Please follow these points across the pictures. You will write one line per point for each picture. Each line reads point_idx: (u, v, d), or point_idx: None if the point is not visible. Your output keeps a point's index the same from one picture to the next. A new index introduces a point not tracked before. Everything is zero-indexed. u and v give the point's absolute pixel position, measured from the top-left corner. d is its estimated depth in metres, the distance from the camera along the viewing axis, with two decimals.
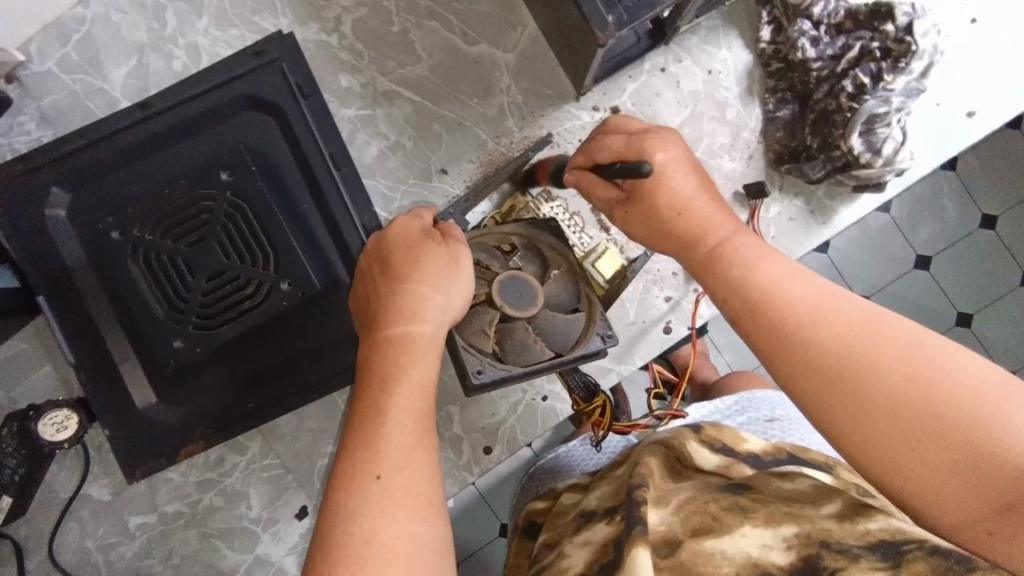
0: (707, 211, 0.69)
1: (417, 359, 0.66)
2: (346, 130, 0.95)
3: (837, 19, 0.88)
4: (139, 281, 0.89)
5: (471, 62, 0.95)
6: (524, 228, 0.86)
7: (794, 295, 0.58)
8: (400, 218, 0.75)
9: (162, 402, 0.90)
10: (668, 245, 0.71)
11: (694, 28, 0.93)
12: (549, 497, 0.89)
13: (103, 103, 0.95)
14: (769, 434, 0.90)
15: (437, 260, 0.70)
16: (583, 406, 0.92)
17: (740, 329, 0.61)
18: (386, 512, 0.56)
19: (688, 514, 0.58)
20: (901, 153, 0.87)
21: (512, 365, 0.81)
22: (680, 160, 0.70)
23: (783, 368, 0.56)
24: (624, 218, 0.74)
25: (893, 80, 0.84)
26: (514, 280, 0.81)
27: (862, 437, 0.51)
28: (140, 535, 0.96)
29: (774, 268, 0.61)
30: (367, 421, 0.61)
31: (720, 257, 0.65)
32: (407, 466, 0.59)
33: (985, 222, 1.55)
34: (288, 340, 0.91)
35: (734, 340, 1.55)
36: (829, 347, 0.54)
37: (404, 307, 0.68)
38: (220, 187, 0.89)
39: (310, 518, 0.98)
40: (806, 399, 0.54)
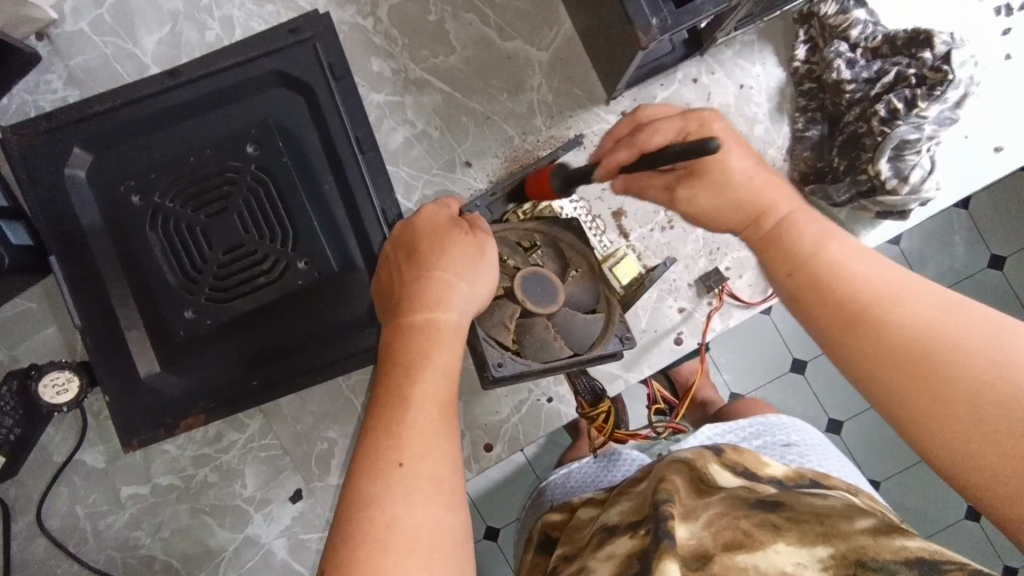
0: (770, 185, 0.68)
1: (440, 346, 0.65)
2: (374, 115, 0.95)
3: (875, 43, 0.88)
4: (155, 247, 0.89)
5: (504, 57, 0.95)
6: (547, 226, 0.85)
7: (865, 273, 0.59)
8: (428, 207, 0.74)
9: (165, 371, 0.90)
10: (730, 220, 0.70)
11: (729, 41, 0.93)
12: (565, 510, 0.92)
13: (132, 68, 0.95)
14: (786, 459, 0.91)
15: (463, 248, 0.70)
16: (588, 411, 0.93)
17: (804, 309, 0.62)
18: (408, 499, 0.56)
19: (719, 529, 0.65)
20: (928, 181, 0.86)
21: (531, 360, 0.80)
22: (734, 137, 0.70)
23: (845, 344, 0.57)
24: (687, 199, 0.71)
25: (927, 108, 0.83)
26: (537, 277, 0.79)
27: (926, 416, 0.51)
28: (130, 506, 0.95)
29: (844, 247, 0.61)
30: (389, 406, 0.61)
31: (785, 233, 0.65)
32: (429, 453, 0.58)
33: (993, 261, 1.55)
34: (299, 320, 0.90)
35: (736, 360, 1.54)
36: (898, 324, 0.54)
37: (428, 294, 0.67)
38: (245, 160, 0.89)
39: (303, 502, 0.96)
40: (867, 376, 0.56)
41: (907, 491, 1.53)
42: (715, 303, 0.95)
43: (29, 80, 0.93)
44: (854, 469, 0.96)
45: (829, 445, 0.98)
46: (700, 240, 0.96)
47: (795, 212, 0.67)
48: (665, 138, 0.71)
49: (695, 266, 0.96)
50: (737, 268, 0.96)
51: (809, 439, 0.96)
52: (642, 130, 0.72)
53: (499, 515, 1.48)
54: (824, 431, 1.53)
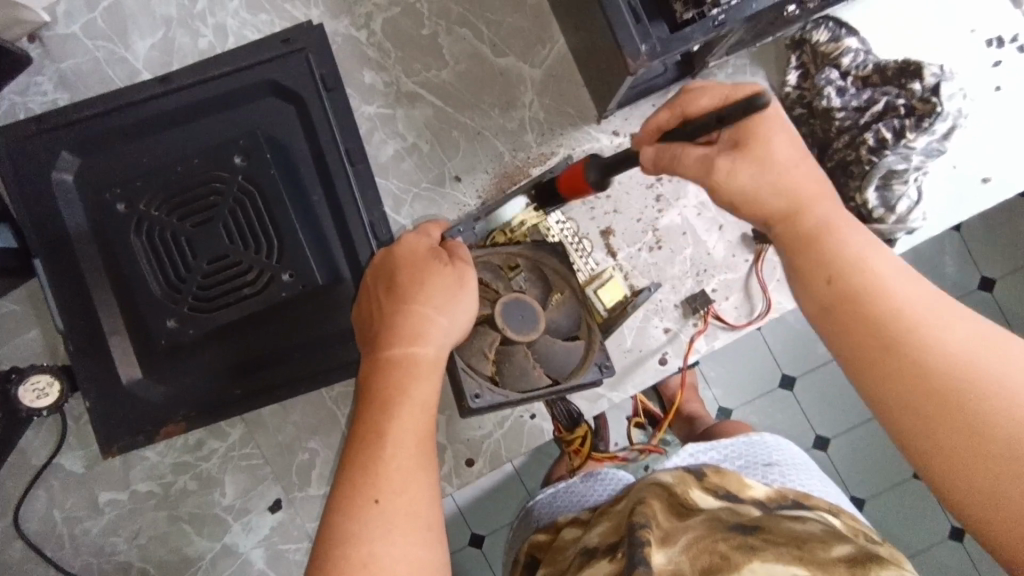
0: (812, 180, 0.66)
1: (418, 380, 0.65)
2: (364, 127, 0.95)
3: (865, 71, 0.89)
4: (139, 254, 0.88)
5: (497, 73, 0.95)
6: (532, 250, 0.84)
7: (902, 294, 0.58)
8: (409, 234, 0.73)
9: (147, 378, 0.90)
10: (771, 205, 0.66)
11: (722, 64, 0.92)
12: (551, 531, 0.92)
13: (124, 73, 0.94)
14: (769, 478, 0.90)
15: (444, 281, 0.69)
16: (567, 436, 1.05)
17: (831, 322, 0.61)
18: (387, 536, 0.57)
19: (698, 554, 0.64)
20: (914, 213, 0.87)
21: (510, 391, 0.80)
22: (785, 123, 0.68)
23: (875, 366, 0.57)
24: (727, 172, 0.66)
25: (915, 139, 0.85)
26: (518, 302, 0.80)
27: (945, 447, 0.53)
28: (108, 511, 0.95)
29: (883, 261, 0.60)
30: (368, 443, 0.62)
31: (825, 237, 0.63)
32: (406, 488, 0.60)
33: (983, 284, 1.56)
34: (284, 331, 0.90)
35: (725, 375, 1.54)
36: (937, 354, 0.55)
37: (407, 328, 0.67)
38: (233, 170, 0.88)
39: (283, 512, 0.96)
40: (885, 401, 0.57)
41: (891, 509, 1.53)
42: (698, 325, 0.95)
43: (19, 81, 0.93)
44: (836, 488, 0.96)
45: (811, 464, 0.98)
46: (687, 261, 0.96)
47: (834, 217, 0.64)
48: (711, 102, 0.67)
49: (681, 286, 0.96)
50: (723, 290, 0.96)
51: (791, 458, 0.95)
52: (688, 96, 0.70)
53: (485, 523, 1.48)
54: (810, 449, 1.53)
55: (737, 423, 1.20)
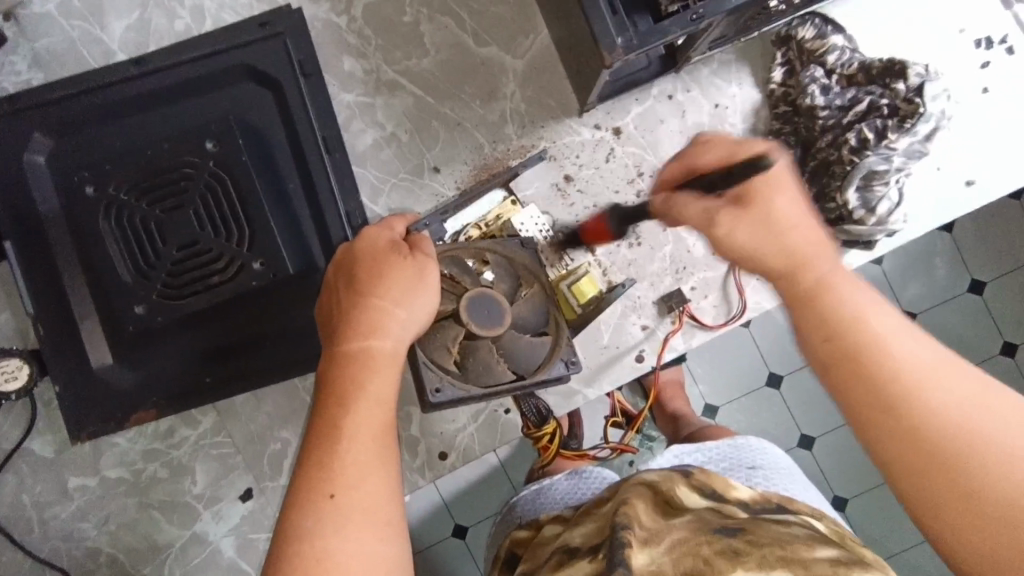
0: (816, 240, 0.63)
1: (375, 374, 0.65)
2: (343, 115, 0.93)
3: (850, 70, 0.87)
4: (108, 239, 0.87)
5: (479, 63, 0.93)
6: (501, 245, 0.84)
7: (902, 354, 0.55)
8: (370, 229, 0.73)
9: (117, 363, 0.89)
10: (768, 261, 0.64)
11: (707, 59, 0.92)
12: (531, 527, 0.92)
13: (99, 54, 0.92)
14: (751, 481, 0.90)
15: (404, 275, 0.69)
16: (533, 432, 0.94)
17: (833, 384, 0.58)
18: (340, 532, 0.57)
19: (681, 556, 0.63)
20: (895, 214, 0.86)
21: (473, 385, 0.80)
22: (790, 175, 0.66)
23: (876, 430, 0.54)
24: (727, 227, 0.65)
25: (897, 139, 0.84)
26: (481, 298, 0.79)
27: (959, 522, 0.50)
28: (77, 497, 0.94)
29: (883, 319, 0.57)
30: (324, 439, 0.61)
31: (822, 296, 0.60)
32: (362, 483, 0.59)
33: (972, 286, 1.55)
34: (256, 320, 0.89)
35: (712, 372, 1.54)
36: (943, 420, 0.51)
37: (365, 322, 0.67)
38: (204, 156, 0.87)
39: (253, 501, 0.95)
40: (899, 473, 0.53)
41: (872, 511, 1.53)
42: (675, 323, 0.94)
43: None
44: (818, 494, 0.96)
45: (795, 469, 0.98)
46: (666, 258, 0.95)
47: (834, 273, 0.61)
48: (717, 158, 0.68)
49: (659, 283, 0.95)
50: (701, 288, 0.95)
51: (773, 462, 0.95)
52: (694, 150, 0.70)
53: (467, 515, 1.48)
54: (791, 448, 1.53)
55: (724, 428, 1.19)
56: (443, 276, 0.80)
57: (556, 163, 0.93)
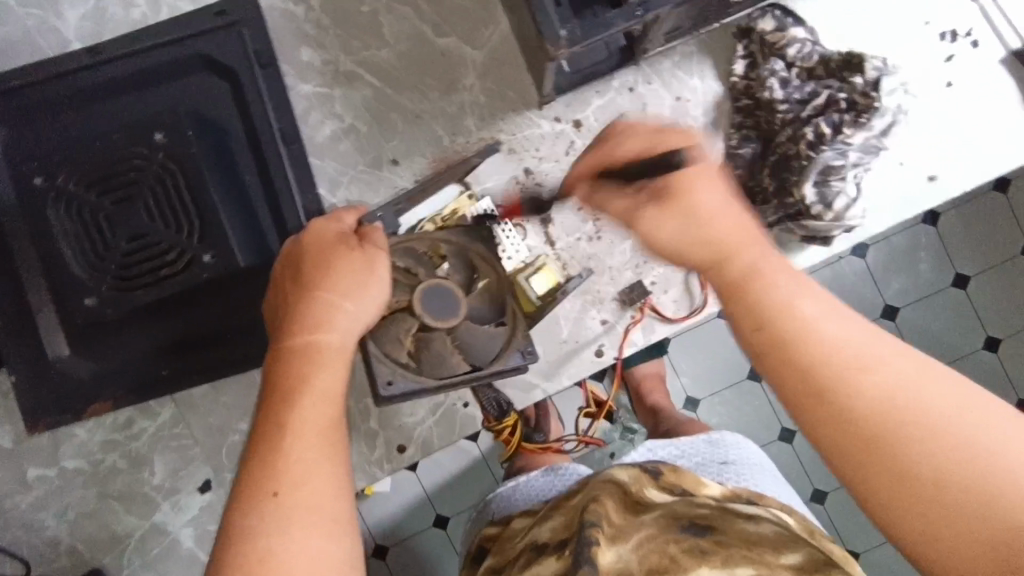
0: (739, 227, 0.64)
1: (321, 368, 0.64)
2: (301, 106, 0.91)
3: (810, 63, 0.86)
4: (57, 229, 0.87)
5: (438, 54, 0.92)
6: (455, 235, 0.83)
7: (833, 336, 0.54)
8: (318, 221, 0.72)
9: (74, 354, 0.89)
10: (692, 257, 0.64)
11: (668, 51, 0.90)
12: (501, 524, 0.92)
13: (54, 43, 0.90)
14: (723, 476, 0.90)
15: (351, 267, 0.69)
16: (494, 424, 1.01)
17: (764, 370, 0.57)
18: (283, 531, 0.55)
19: (647, 554, 0.65)
20: (852, 210, 0.85)
21: (427, 377, 0.79)
22: (710, 171, 0.68)
23: (811, 418, 0.53)
24: (649, 225, 0.67)
25: (852, 134, 0.83)
26: (437, 289, 0.78)
27: (895, 506, 0.48)
28: (36, 487, 0.94)
29: (813, 304, 0.56)
30: (267, 436, 0.60)
31: (751, 285, 0.59)
32: (307, 481, 0.58)
33: (956, 280, 1.50)
34: (213, 312, 0.89)
35: (696, 365, 1.53)
36: (873, 402, 0.50)
37: (311, 315, 0.66)
38: (153, 148, 0.87)
39: (212, 493, 0.96)
40: (836, 459, 0.51)
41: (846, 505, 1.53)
42: (636, 316, 0.94)
43: None
44: (791, 489, 0.95)
45: (768, 463, 0.98)
46: (627, 251, 0.94)
47: (761, 260, 0.61)
48: (635, 149, 0.72)
49: (620, 277, 0.94)
50: (662, 282, 0.94)
51: (745, 456, 0.95)
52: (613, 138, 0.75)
53: (449, 505, 1.47)
54: (766, 444, 1.52)
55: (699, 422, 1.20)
56: (396, 268, 0.80)
57: (516, 155, 0.92)
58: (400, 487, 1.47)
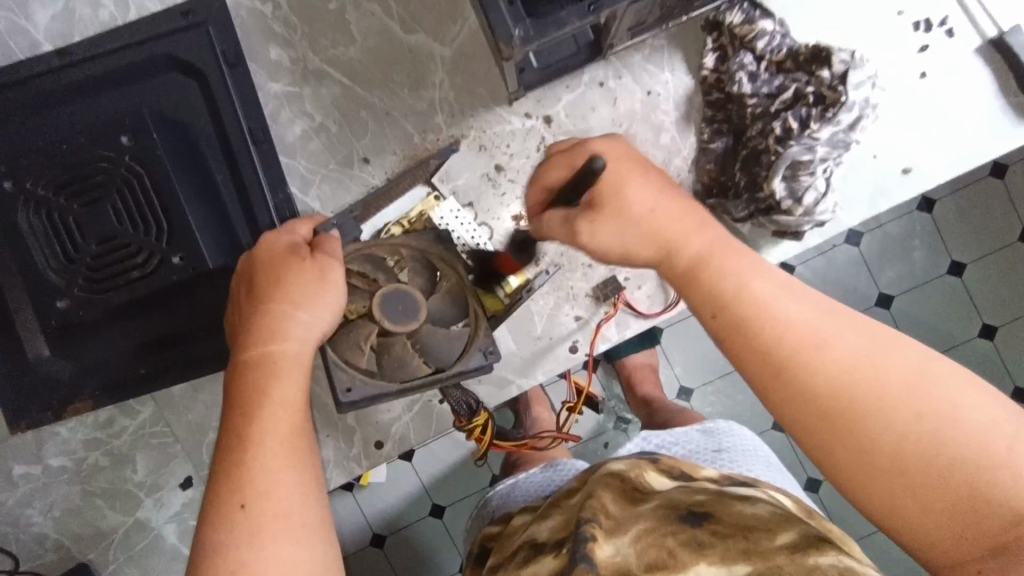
0: (678, 216, 0.64)
1: (279, 379, 0.65)
2: (271, 105, 0.91)
3: (779, 56, 0.85)
4: (28, 233, 0.87)
5: (407, 51, 0.92)
6: (414, 240, 0.85)
7: (788, 316, 0.57)
8: (270, 234, 0.73)
9: (53, 354, 0.90)
10: (640, 255, 0.65)
11: (638, 45, 0.90)
12: (502, 522, 0.89)
13: (25, 46, 0.89)
14: (717, 464, 0.88)
15: (301, 278, 0.69)
16: (465, 425, 0.93)
17: (727, 351, 0.59)
18: (254, 543, 0.57)
19: (645, 547, 0.61)
20: (822, 204, 0.84)
21: (388, 380, 0.82)
22: (639, 165, 0.66)
23: (777, 399, 0.56)
24: (587, 233, 0.65)
25: (819, 129, 0.82)
26: (397, 294, 0.81)
27: (857, 475, 0.53)
28: (22, 484, 0.96)
29: (765, 283, 0.59)
30: (231, 450, 0.61)
31: (705, 272, 0.61)
32: (275, 491, 0.59)
33: (952, 268, 1.48)
34: (187, 309, 0.90)
35: (688, 351, 1.49)
36: (834, 376, 0.54)
37: (266, 327, 0.67)
38: (119, 150, 0.87)
39: (193, 489, 0.98)
40: (804, 435, 0.55)
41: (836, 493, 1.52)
42: (609, 312, 0.92)
43: None
44: (788, 476, 0.93)
45: (765, 450, 0.96)
46: None
47: (708, 247, 0.63)
48: (563, 174, 0.67)
49: (593, 273, 0.93)
50: (636, 278, 0.93)
51: (739, 443, 0.93)
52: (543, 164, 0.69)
53: (445, 494, 1.48)
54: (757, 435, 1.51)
55: (689, 411, 1.19)
56: (353, 274, 0.83)
57: (487, 151, 0.92)
58: (395, 477, 1.48)
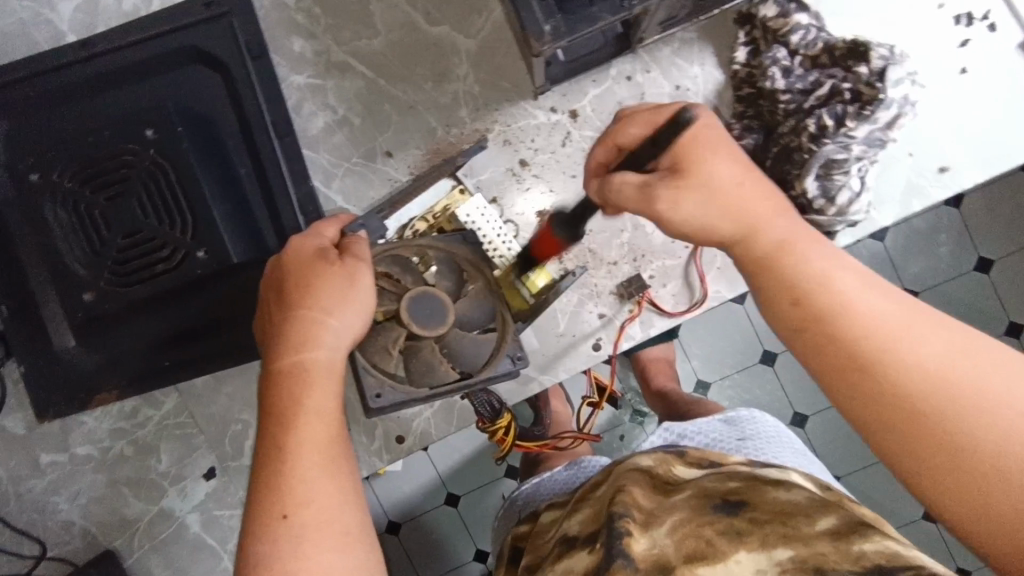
0: (759, 202, 0.63)
1: (312, 387, 0.65)
2: (293, 97, 0.91)
3: (814, 51, 0.83)
4: (54, 226, 0.88)
5: (431, 43, 0.90)
6: (442, 241, 0.84)
7: (869, 312, 0.55)
8: (298, 238, 0.72)
9: (79, 345, 0.91)
10: (721, 229, 0.63)
11: (667, 38, 0.88)
12: (531, 521, 0.89)
13: (48, 35, 0.90)
14: (742, 452, 0.87)
15: (330, 283, 0.68)
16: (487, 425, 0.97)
17: (798, 341, 0.59)
18: (296, 554, 0.57)
19: (682, 539, 0.60)
20: (856, 204, 0.82)
21: (415, 385, 0.81)
22: (725, 142, 0.65)
23: (851, 390, 0.55)
24: (666, 203, 0.64)
25: (855, 128, 0.80)
26: (424, 297, 0.79)
27: (929, 474, 0.51)
28: (49, 473, 0.97)
29: (844, 276, 0.58)
30: (269, 459, 0.62)
31: (779, 261, 0.60)
32: (315, 500, 0.60)
33: (981, 264, 1.44)
34: (211, 304, 0.90)
35: (706, 346, 1.47)
36: (910, 373, 0.52)
37: (296, 334, 0.66)
38: (144, 144, 0.87)
39: (215, 481, 1.01)
40: (874, 431, 0.54)
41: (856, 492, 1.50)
42: (633, 311, 0.91)
43: None
44: (815, 462, 0.92)
45: (790, 436, 0.95)
46: (624, 246, 0.92)
47: (787, 237, 0.61)
48: (641, 132, 0.68)
49: (617, 271, 0.92)
50: (661, 276, 0.92)
51: (764, 430, 0.92)
52: (614, 125, 0.70)
53: (461, 483, 1.49)
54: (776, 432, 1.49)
55: (711, 405, 1.17)
56: (381, 276, 0.81)
57: (511, 146, 0.91)
58: (411, 468, 1.49)
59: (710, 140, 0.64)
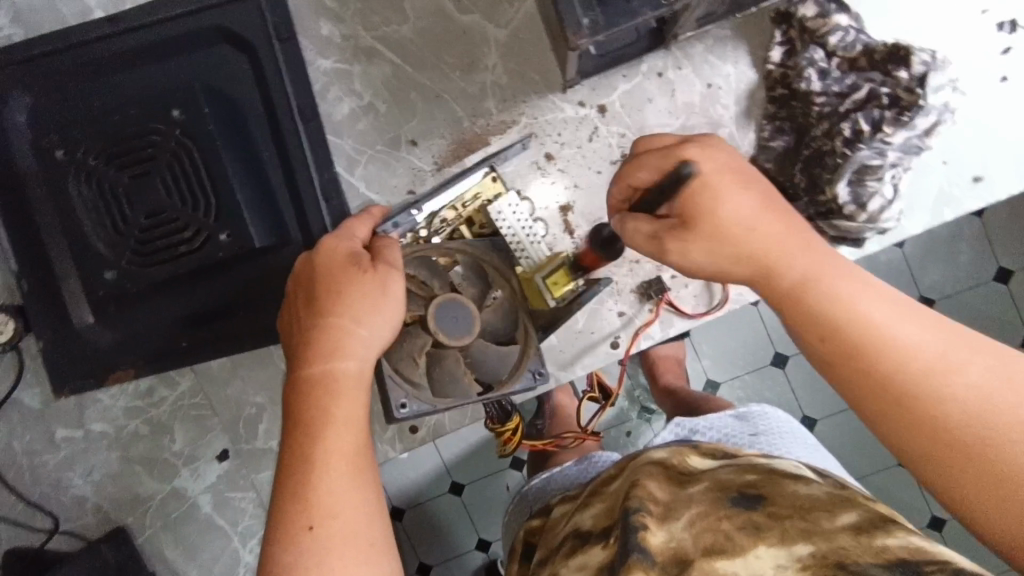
0: (778, 236, 0.62)
1: (341, 398, 0.65)
2: (320, 82, 0.89)
3: (852, 53, 0.81)
4: (77, 203, 0.88)
5: (459, 31, 0.89)
6: (472, 247, 0.85)
7: (907, 345, 0.55)
8: (330, 238, 0.71)
9: (97, 322, 0.91)
10: (739, 272, 0.63)
11: (701, 35, 0.86)
12: (543, 515, 0.88)
13: (75, 10, 0.89)
14: (755, 447, 0.86)
15: (362, 290, 0.68)
16: (498, 428, 1.00)
17: (833, 375, 0.58)
18: (321, 562, 0.59)
19: (700, 532, 0.59)
20: (887, 212, 0.82)
21: (437, 393, 0.82)
22: (733, 174, 0.63)
23: (893, 424, 0.54)
24: (677, 253, 0.64)
25: (892, 133, 0.79)
26: (451, 304, 0.79)
27: (983, 507, 0.50)
28: (64, 448, 0.98)
29: (875, 306, 0.57)
30: (296, 466, 0.62)
31: (806, 297, 0.60)
32: (341, 512, 0.61)
33: (1001, 274, 1.42)
34: (231, 288, 0.90)
35: (717, 345, 1.46)
36: (955, 406, 0.52)
37: (327, 342, 0.66)
38: (169, 124, 0.87)
39: (228, 463, 1.00)
40: (922, 466, 0.53)
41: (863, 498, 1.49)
42: (653, 312, 0.90)
43: None
44: (830, 459, 0.91)
45: (801, 431, 0.94)
46: None
47: (811, 270, 0.60)
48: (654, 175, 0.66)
49: (638, 269, 0.90)
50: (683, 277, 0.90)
51: (776, 426, 0.91)
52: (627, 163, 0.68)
53: (466, 473, 1.49)
54: None
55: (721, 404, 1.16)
56: (411, 279, 0.81)
57: (538, 140, 0.89)
58: (418, 455, 1.48)
59: (719, 180, 0.63)
